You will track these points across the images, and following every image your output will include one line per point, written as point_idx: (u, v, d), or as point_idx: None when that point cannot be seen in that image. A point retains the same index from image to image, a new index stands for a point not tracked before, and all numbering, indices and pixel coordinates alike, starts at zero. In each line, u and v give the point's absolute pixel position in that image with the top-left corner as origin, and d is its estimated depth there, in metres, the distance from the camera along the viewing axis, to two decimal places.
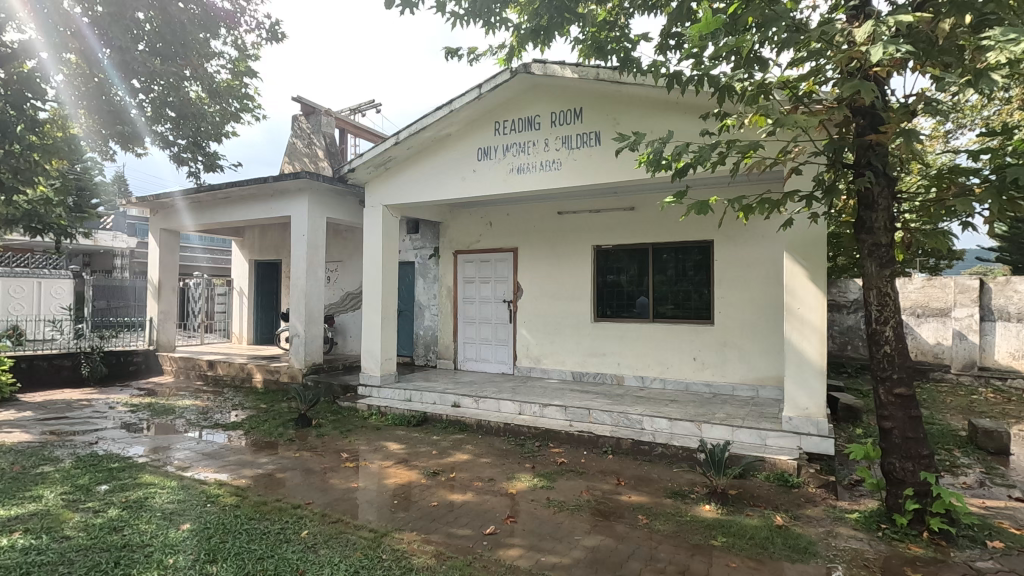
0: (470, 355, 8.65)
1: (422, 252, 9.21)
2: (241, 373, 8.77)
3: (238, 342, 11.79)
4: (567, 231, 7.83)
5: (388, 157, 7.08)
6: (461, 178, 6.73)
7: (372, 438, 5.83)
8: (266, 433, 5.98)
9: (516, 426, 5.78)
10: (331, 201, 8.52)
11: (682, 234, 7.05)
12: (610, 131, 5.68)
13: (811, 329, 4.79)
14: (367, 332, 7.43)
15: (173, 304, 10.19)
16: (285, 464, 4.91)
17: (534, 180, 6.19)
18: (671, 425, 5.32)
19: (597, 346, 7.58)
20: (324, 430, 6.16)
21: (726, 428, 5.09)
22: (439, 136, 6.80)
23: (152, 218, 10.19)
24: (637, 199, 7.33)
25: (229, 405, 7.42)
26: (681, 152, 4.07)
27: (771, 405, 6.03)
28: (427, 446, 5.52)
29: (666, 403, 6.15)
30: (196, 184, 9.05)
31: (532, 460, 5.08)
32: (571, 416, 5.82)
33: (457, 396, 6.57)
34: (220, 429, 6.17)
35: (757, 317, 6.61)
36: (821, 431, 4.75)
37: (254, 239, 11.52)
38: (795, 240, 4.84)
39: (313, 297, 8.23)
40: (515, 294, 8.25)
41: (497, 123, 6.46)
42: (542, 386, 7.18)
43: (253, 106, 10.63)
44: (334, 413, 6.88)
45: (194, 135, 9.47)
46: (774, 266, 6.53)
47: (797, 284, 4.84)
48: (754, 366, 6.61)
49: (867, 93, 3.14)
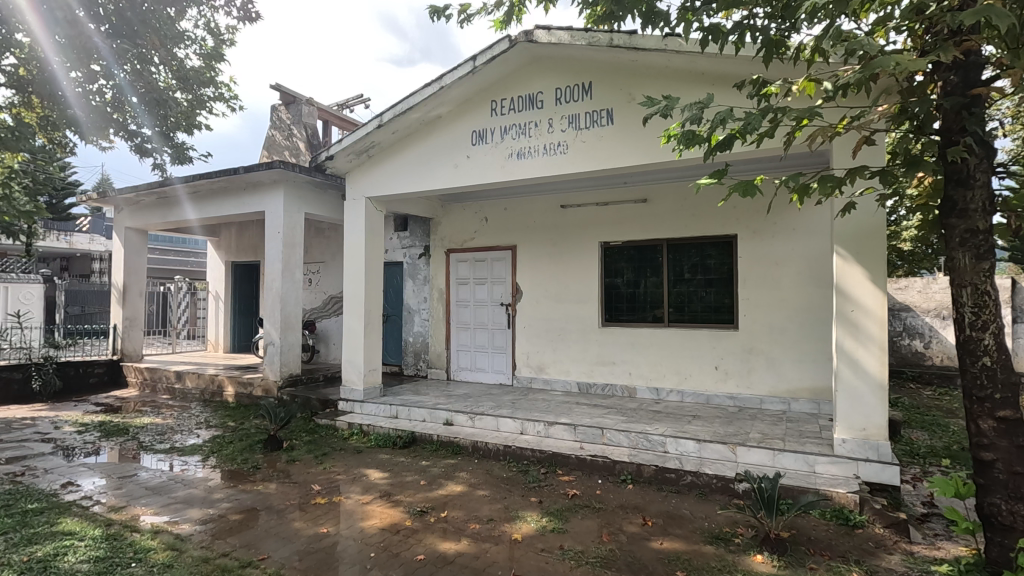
0: (464, 364, 7.87)
1: (410, 251, 8.41)
2: (212, 386, 7.94)
3: (214, 349, 10.95)
4: (572, 227, 7.07)
5: (370, 143, 6.27)
6: (454, 165, 5.94)
7: (351, 464, 5.02)
8: (228, 459, 5.15)
9: (517, 449, 4.98)
10: (310, 195, 7.73)
11: (701, 228, 6.30)
12: (626, 108, 4.94)
13: (868, 337, 4.05)
14: (348, 339, 6.63)
15: (139, 310, 9.33)
16: (243, 501, 4.09)
17: (537, 166, 5.42)
18: (700, 448, 4.54)
19: (606, 354, 6.81)
20: (297, 453, 5.34)
21: (765, 451, 4.34)
22: (428, 118, 6.02)
23: (118, 214, 9.31)
24: (650, 189, 6.58)
25: (193, 423, 6.57)
26: (722, 121, 3.31)
27: (809, 421, 5.26)
28: (414, 474, 4.72)
29: (689, 420, 5.37)
30: (161, 176, 8.20)
31: (537, 492, 4.29)
32: (581, 436, 5.05)
33: (450, 412, 5.78)
34: (176, 454, 5.34)
35: (787, 320, 5.88)
36: (883, 456, 4.00)
37: (230, 239, 10.67)
38: (848, 233, 4.11)
39: (289, 300, 7.41)
40: (514, 296, 7.48)
41: (494, 102, 5.71)
42: (545, 400, 6.39)
43: (229, 95, 9.88)
44: (311, 432, 6.07)
45: (163, 126, 8.69)
46: (806, 263, 5.80)
47: (850, 283, 4.10)
48: (785, 375, 5.87)
49: (998, 20, 2.31)
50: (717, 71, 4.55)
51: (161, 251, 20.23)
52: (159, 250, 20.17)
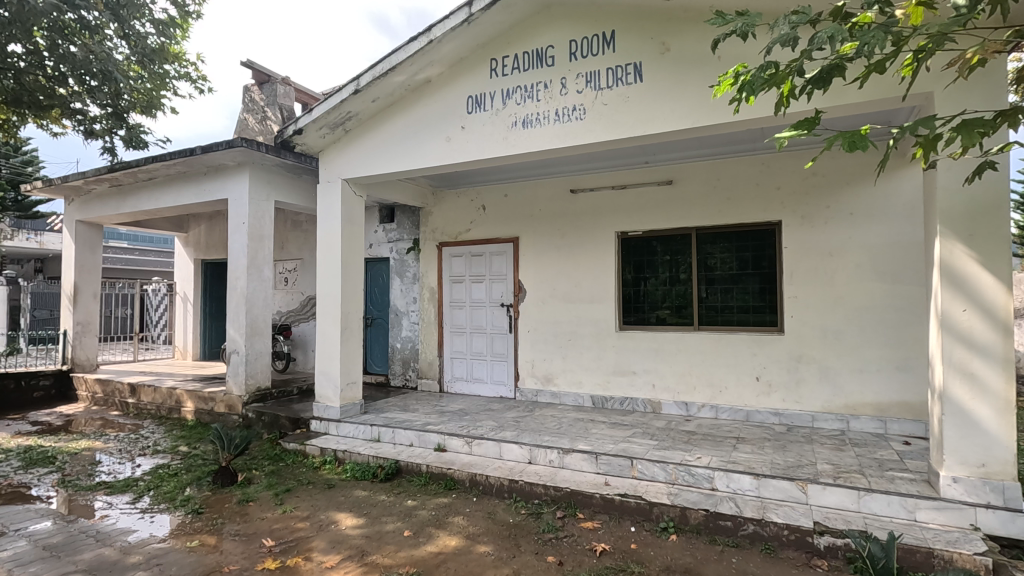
0: (459, 374, 6.88)
1: (397, 246, 7.42)
2: (169, 402, 6.91)
3: (181, 357, 9.89)
4: (584, 215, 6.10)
5: (346, 113, 5.26)
6: (445, 138, 4.96)
7: (318, 506, 4.01)
8: (165, 499, 4.13)
9: (526, 485, 3.98)
10: (280, 181, 6.72)
11: (736, 215, 5.36)
12: (659, 60, 4.02)
13: (988, 345, 3.11)
14: (323, 347, 5.62)
15: (92, 314, 8.29)
16: (166, 568, 3.08)
17: (546, 136, 4.46)
18: (759, 486, 3.59)
19: (625, 363, 5.84)
20: (253, 490, 4.32)
21: (847, 491, 3.38)
22: (414, 82, 5.03)
23: (68, 207, 8.32)
24: (676, 170, 5.63)
25: (137, 448, 5.54)
26: (825, 43, 2.35)
27: (881, 446, 4.32)
28: (397, 522, 3.72)
29: (734, 445, 4.41)
30: (110, 161, 7.15)
31: (554, 548, 3.31)
32: (605, 468, 4.08)
33: (442, 436, 4.80)
34: (102, 492, 4.31)
35: (844, 322, 4.94)
36: (1010, 502, 3.04)
37: (200, 235, 9.65)
38: (956, 211, 3.18)
39: (256, 301, 6.40)
40: (517, 296, 6.51)
41: (494, 61, 4.74)
42: (555, 418, 5.41)
43: (195, 76, 8.93)
44: (275, 459, 5.06)
45: (115, 105, 7.65)
46: (868, 254, 4.87)
47: (960, 273, 3.17)
48: (841, 388, 4.93)
49: None
50: (777, 7, 3.67)
51: (141, 252, 19.25)
52: (138, 252, 19.16)
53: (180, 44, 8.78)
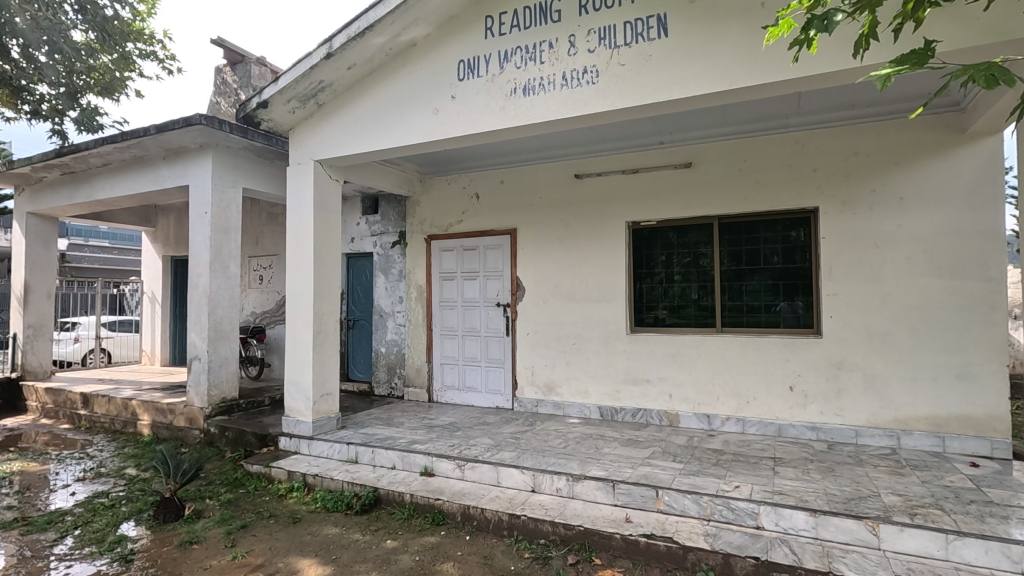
0: (450, 382, 6.19)
1: (382, 240, 6.71)
2: (124, 414, 6.18)
3: (148, 362, 9.14)
4: (590, 203, 5.43)
5: (319, 83, 4.55)
6: (433, 111, 4.26)
7: (277, 549, 3.30)
8: (91, 541, 3.41)
9: (530, 521, 3.29)
10: (249, 166, 6.01)
11: (766, 202, 4.70)
12: (688, 10, 3.35)
13: None
14: (294, 353, 4.91)
15: (46, 316, 7.52)
16: None
17: (550, 105, 3.78)
18: (817, 525, 2.93)
19: (637, 370, 5.16)
20: (201, 527, 3.61)
21: (932, 534, 2.72)
22: (396, 46, 4.33)
23: (19, 199, 7.56)
24: (696, 150, 4.97)
25: (78, 470, 4.81)
26: None
27: (947, 469, 3.66)
28: (371, 572, 3.02)
29: (773, 469, 3.74)
30: (60, 144, 6.40)
31: None
32: (625, 500, 3.40)
33: (429, 458, 4.10)
34: (18, 531, 3.58)
35: (894, 324, 4.29)
36: None
37: (169, 230, 8.91)
38: None
39: (220, 300, 5.68)
40: (514, 295, 5.82)
41: (489, 20, 4.06)
42: (559, 434, 4.73)
43: (163, 56, 8.20)
44: (235, 485, 4.34)
45: (68, 84, 6.89)
46: (922, 245, 4.22)
47: None
48: (890, 400, 4.28)
49: None
50: None
51: (119, 253, 18.56)
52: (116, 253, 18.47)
53: (144, 21, 8.05)
